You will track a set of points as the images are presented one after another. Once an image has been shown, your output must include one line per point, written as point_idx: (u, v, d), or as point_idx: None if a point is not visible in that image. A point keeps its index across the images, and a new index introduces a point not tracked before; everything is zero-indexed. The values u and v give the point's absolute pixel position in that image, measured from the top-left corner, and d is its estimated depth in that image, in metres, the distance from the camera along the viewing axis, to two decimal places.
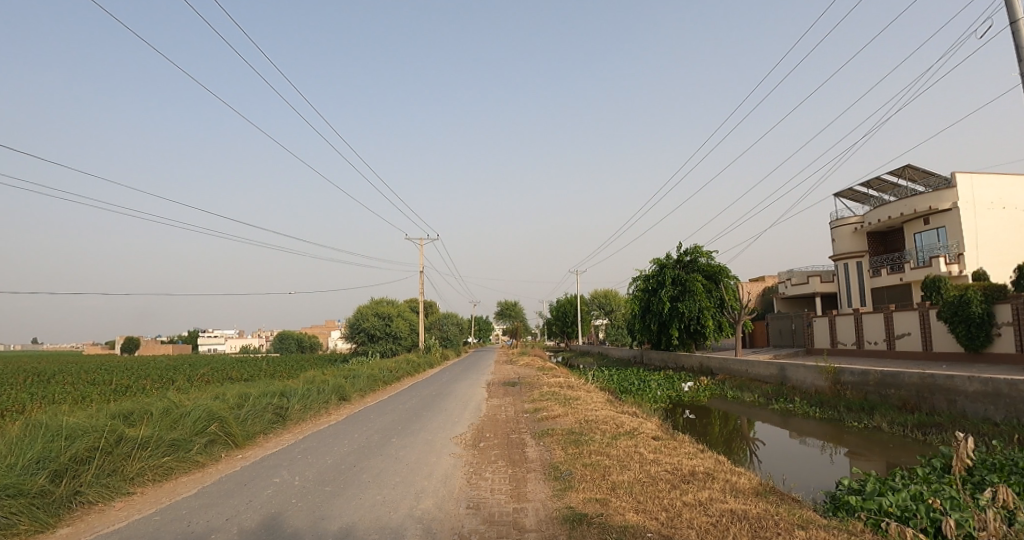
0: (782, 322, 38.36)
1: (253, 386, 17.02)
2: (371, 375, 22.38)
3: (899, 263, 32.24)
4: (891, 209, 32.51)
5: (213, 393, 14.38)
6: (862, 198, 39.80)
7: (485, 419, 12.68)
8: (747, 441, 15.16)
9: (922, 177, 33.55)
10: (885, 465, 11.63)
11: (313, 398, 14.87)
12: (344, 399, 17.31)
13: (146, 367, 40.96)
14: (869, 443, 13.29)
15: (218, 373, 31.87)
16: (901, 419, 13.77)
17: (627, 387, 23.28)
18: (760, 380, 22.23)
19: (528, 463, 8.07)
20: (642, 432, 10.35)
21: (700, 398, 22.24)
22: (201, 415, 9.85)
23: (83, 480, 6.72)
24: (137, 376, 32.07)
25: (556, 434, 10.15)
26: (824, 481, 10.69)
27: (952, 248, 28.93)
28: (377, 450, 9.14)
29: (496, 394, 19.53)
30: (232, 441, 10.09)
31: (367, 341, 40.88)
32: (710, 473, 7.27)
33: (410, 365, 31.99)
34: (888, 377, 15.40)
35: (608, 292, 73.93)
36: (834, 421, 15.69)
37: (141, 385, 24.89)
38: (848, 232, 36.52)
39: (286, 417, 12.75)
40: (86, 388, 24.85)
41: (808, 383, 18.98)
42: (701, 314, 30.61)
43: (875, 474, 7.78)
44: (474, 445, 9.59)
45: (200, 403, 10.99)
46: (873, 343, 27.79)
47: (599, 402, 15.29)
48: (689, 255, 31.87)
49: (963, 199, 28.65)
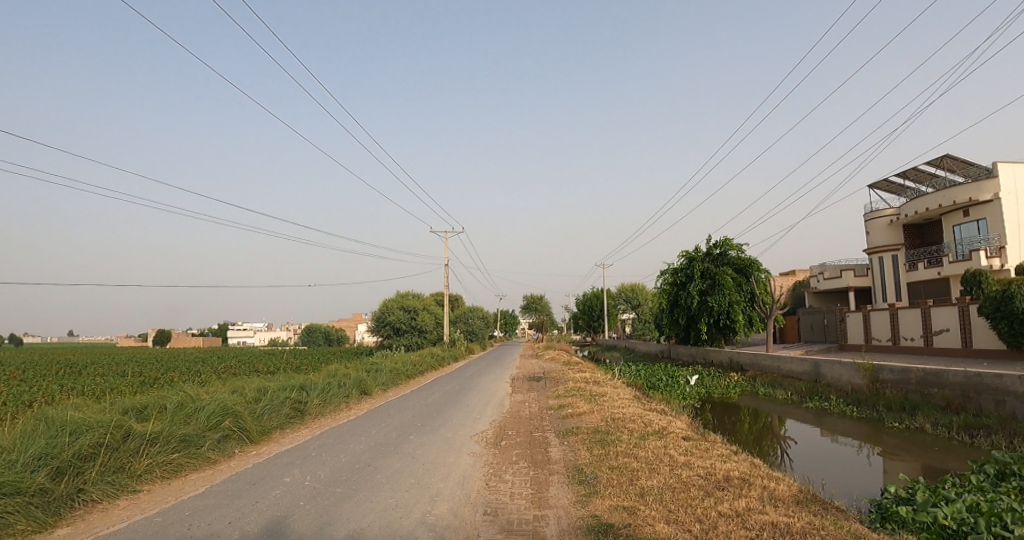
0: (814, 317, 37.21)
1: (275, 380, 16.93)
2: (394, 369, 22.24)
3: (937, 256, 30.87)
4: (929, 200, 31.09)
5: (233, 387, 14.35)
6: (898, 190, 38.23)
7: (507, 416, 12.30)
8: (778, 440, 14.55)
9: (961, 167, 32.02)
10: (928, 468, 10.91)
11: (333, 392, 14.67)
12: (366, 394, 17.17)
13: (177, 359, 41.65)
14: (910, 445, 12.54)
15: (246, 365, 32.26)
16: (945, 420, 12.96)
17: (654, 382, 22.73)
18: (793, 377, 21.43)
19: (550, 465, 7.65)
20: (671, 432, 9.81)
21: (730, 394, 21.55)
22: (216, 410, 9.74)
23: (86, 478, 6.68)
24: (166, 368, 32.51)
25: (580, 433, 9.70)
26: (860, 484, 10.06)
27: (994, 241, 27.52)
28: (394, 448, 8.84)
29: (521, 389, 19.22)
30: (246, 437, 9.94)
31: (392, 334, 41.23)
32: (748, 480, 6.73)
33: (433, 359, 31.94)
34: (931, 375, 14.54)
35: (634, 286, 73.15)
36: (872, 421, 14.89)
37: (169, 378, 25.14)
38: (883, 225, 35.11)
39: (304, 411, 12.58)
40: (116, 380, 25.28)
41: (844, 380, 18.16)
42: (730, 309, 29.76)
43: (924, 482, 7.18)
44: (494, 444, 9.22)
45: (217, 397, 10.93)
46: (909, 340, 26.66)
47: (626, 399, 14.80)
48: (719, 249, 31.01)
49: (1005, 190, 27.20)
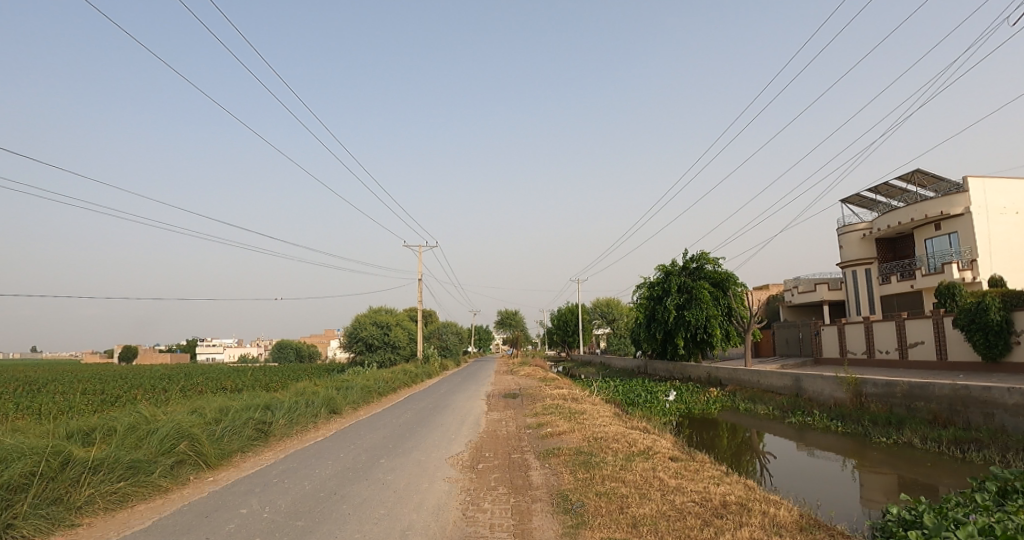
0: (790, 331, 37.39)
1: (238, 399, 16.00)
2: (365, 387, 21.36)
3: (910, 270, 31.33)
4: (901, 214, 31.58)
5: (192, 406, 13.45)
6: (870, 204, 38.93)
7: (484, 436, 11.67)
8: (758, 455, 14.23)
9: (931, 182, 32.68)
10: (919, 486, 10.59)
11: (300, 411, 13.87)
12: (336, 413, 16.34)
13: (139, 377, 39.85)
14: (898, 460, 12.25)
15: (211, 383, 30.87)
16: (934, 434, 12.74)
17: (634, 398, 22.28)
18: (774, 392, 21.21)
19: (531, 491, 7.05)
20: (657, 452, 9.30)
21: (710, 410, 21.20)
22: (170, 433, 8.94)
23: (16, 512, 5.91)
24: (126, 386, 30.95)
25: (562, 455, 9.10)
26: (849, 502, 9.70)
27: (965, 254, 28.03)
28: (363, 473, 8.15)
29: (497, 407, 18.65)
30: (203, 462, 9.09)
31: (365, 350, 40.11)
32: (747, 506, 6.25)
33: (407, 376, 31.05)
34: (916, 388, 14.40)
35: (610, 301, 73.03)
36: (858, 436, 14.63)
37: (129, 396, 23.78)
38: (856, 239, 35.59)
39: (268, 433, 11.74)
40: (71, 399, 23.85)
41: (826, 394, 17.97)
42: (708, 323, 29.62)
43: (928, 502, 6.84)
44: (471, 468, 8.58)
45: (173, 419, 10.12)
46: (884, 353, 26.81)
47: (606, 416, 14.28)
48: (696, 262, 30.98)
49: (975, 204, 27.74)
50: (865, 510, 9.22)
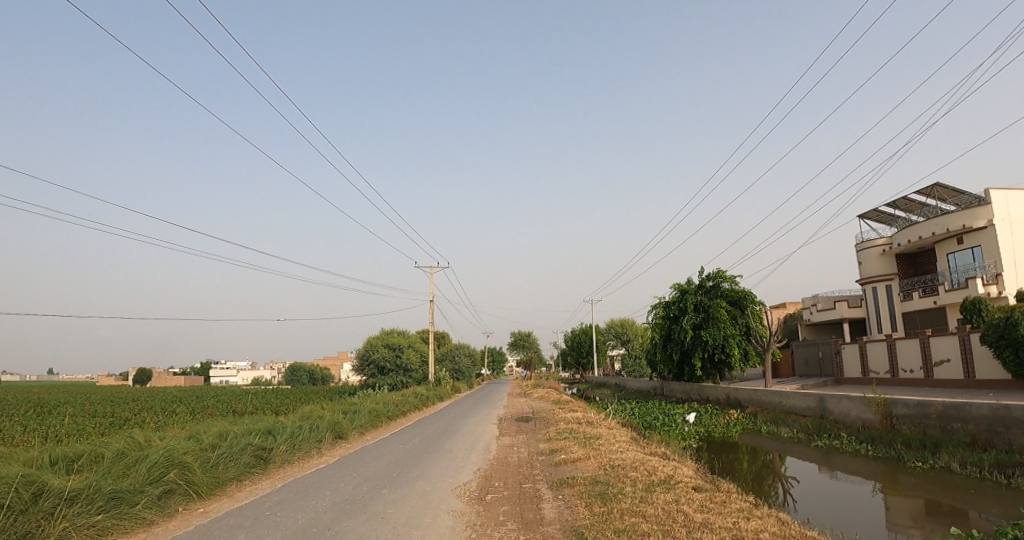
0: (810, 350, 36.31)
1: (241, 423, 15.56)
2: (373, 410, 20.83)
3: (932, 285, 30.34)
4: (922, 228, 30.70)
5: (192, 431, 13.01)
6: (889, 219, 38.04)
7: (494, 463, 11.06)
8: (780, 479, 13.46)
9: (951, 196, 31.87)
10: (956, 513, 9.80)
11: (303, 437, 13.35)
12: (341, 438, 15.80)
13: (152, 400, 39.62)
14: (933, 486, 11.42)
15: (220, 406, 30.42)
16: (974, 458, 11.88)
17: (651, 422, 21.48)
18: (797, 414, 20.28)
19: (543, 528, 6.44)
20: (679, 482, 8.62)
21: (730, 433, 20.31)
22: (159, 460, 8.50)
23: None
24: (136, 409, 30.64)
25: (577, 485, 8.47)
26: (878, 529, 9.00)
27: (989, 268, 27.05)
28: (360, 506, 7.59)
29: (508, 431, 18.02)
30: (194, 492, 8.60)
31: (376, 373, 39.61)
32: None
33: (418, 398, 30.47)
34: (951, 409, 13.53)
35: (624, 321, 71.94)
36: (890, 460, 13.76)
37: (137, 420, 23.44)
38: (876, 255, 34.65)
39: (267, 459, 11.24)
40: (80, 422, 23.53)
41: (853, 416, 17.09)
42: (725, 342, 28.78)
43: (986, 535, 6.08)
44: (478, 500, 7.98)
45: (166, 445, 9.69)
46: (909, 371, 25.75)
47: (622, 441, 13.62)
48: (712, 280, 30.28)
49: (998, 217, 26.89)
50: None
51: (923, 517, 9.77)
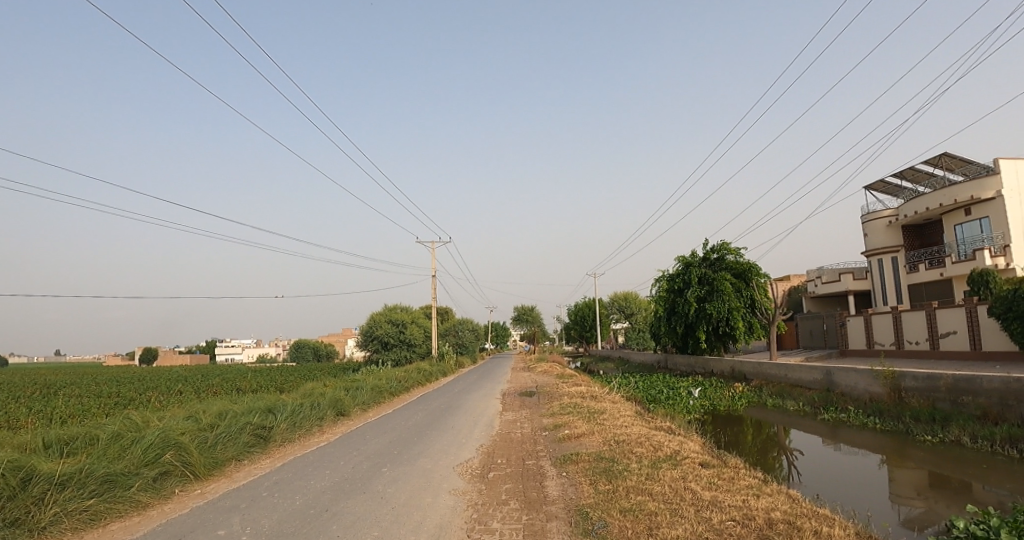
0: (814, 323, 36.12)
1: (242, 401, 15.44)
2: (376, 386, 20.72)
3: (939, 257, 29.93)
4: (929, 199, 30.13)
5: (191, 410, 12.90)
6: (896, 190, 37.40)
7: (497, 440, 10.90)
8: (785, 451, 13.36)
9: (960, 165, 31.17)
10: (962, 486, 9.66)
11: (304, 414, 13.23)
12: (344, 414, 15.73)
13: (158, 378, 39.85)
14: (943, 460, 11.24)
15: (226, 384, 30.52)
16: (986, 431, 11.68)
17: (655, 395, 21.41)
18: (803, 387, 20.14)
19: (546, 507, 6.24)
20: (686, 458, 8.43)
21: (736, 407, 20.20)
22: (155, 441, 8.34)
23: None
24: (143, 388, 30.76)
25: (582, 462, 8.27)
26: (883, 502, 8.80)
27: (998, 239, 26.61)
28: (359, 487, 7.41)
29: (512, 406, 17.93)
30: (191, 472, 8.46)
31: (380, 349, 39.62)
32: (797, 525, 5.36)
33: (421, 374, 30.47)
34: (962, 382, 13.29)
35: (627, 295, 71.18)
36: (899, 433, 13.58)
37: (141, 399, 23.46)
38: (882, 226, 34.15)
39: (267, 438, 11.10)
40: (87, 402, 23.61)
41: (861, 389, 16.90)
42: (730, 316, 28.54)
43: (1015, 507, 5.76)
44: (480, 478, 7.79)
45: (163, 425, 9.54)
46: (914, 343, 25.53)
47: (627, 416, 13.48)
48: (716, 253, 29.92)
49: (1008, 187, 26.31)
50: (908, 512, 8.30)
51: (930, 489, 9.60)
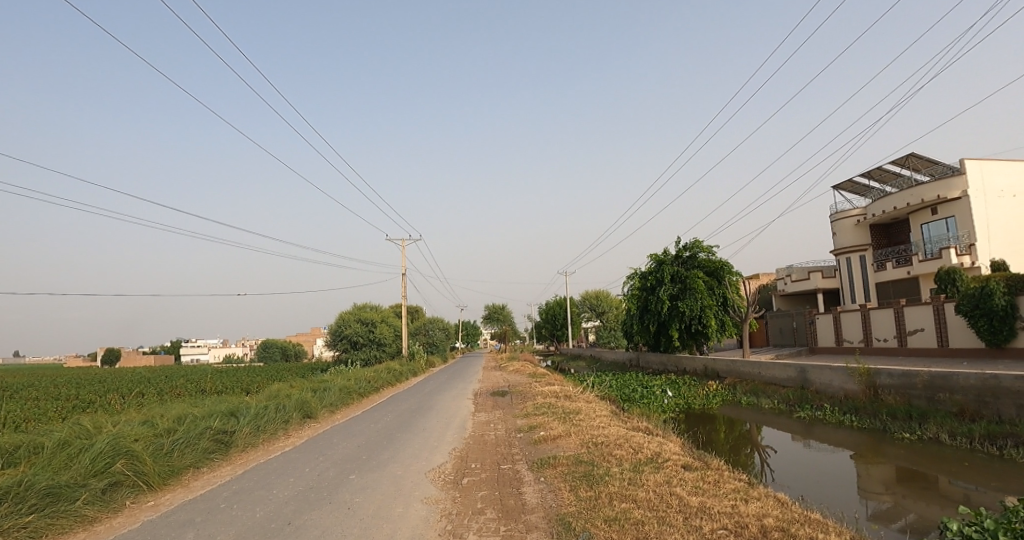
0: (784, 321, 36.58)
1: (203, 404, 14.67)
2: (344, 387, 20.05)
3: (906, 255, 30.56)
4: (897, 199, 30.72)
5: (146, 415, 12.14)
6: (864, 190, 38.14)
7: (471, 443, 10.49)
8: (757, 448, 13.28)
9: (925, 166, 31.91)
10: (940, 482, 9.63)
11: (269, 418, 12.59)
12: (310, 417, 15.10)
13: (115, 381, 38.13)
14: (920, 457, 11.26)
15: (186, 386, 29.24)
16: (964, 429, 11.72)
17: (629, 394, 21.26)
18: (777, 384, 20.19)
19: (525, 517, 5.85)
20: (667, 460, 8.17)
21: (710, 405, 20.14)
22: (105, 449, 7.69)
23: None
24: (97, 391, 29.29)
25: (560, 466, 7.91)
26: (854, 497, 8.72)
27: (963, 238, 27.18)
28: (326, 496, 6.91)
29: (484, 407, 17.54)
30: (145, 483, 7.81)
31: (349, 348, 38.70)
32: (791, 532, 5.07)
33: (392, 375, 29.79)
34: (938, 378, 13.41)
35: (599, 293, 71.45)
36: (876, 431, 13.60)
37: (96, 402, 22.30)
38: (851, 225, 34.75)
39: (229, 444, 10.46)
40: (35, 407, 22.28)
41: (835, 387, 16.99)
42: (703, 314, 28.62)
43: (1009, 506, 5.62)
44: (455, 484, 7.38)
45: (114, 432, 8.84)
46: (882, 341, 25.95)
47: (603, 416, 13.20)
48: (689, 251, 29.98)
49: (973, 187, 26.97)
50: (882, 507, 8.22)
51: (909, 485, 9.53)
